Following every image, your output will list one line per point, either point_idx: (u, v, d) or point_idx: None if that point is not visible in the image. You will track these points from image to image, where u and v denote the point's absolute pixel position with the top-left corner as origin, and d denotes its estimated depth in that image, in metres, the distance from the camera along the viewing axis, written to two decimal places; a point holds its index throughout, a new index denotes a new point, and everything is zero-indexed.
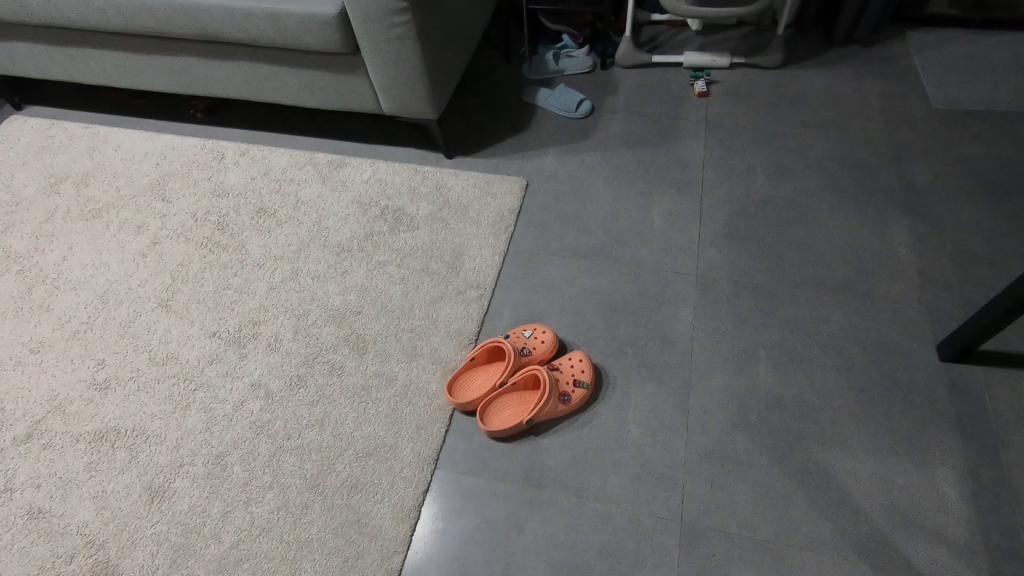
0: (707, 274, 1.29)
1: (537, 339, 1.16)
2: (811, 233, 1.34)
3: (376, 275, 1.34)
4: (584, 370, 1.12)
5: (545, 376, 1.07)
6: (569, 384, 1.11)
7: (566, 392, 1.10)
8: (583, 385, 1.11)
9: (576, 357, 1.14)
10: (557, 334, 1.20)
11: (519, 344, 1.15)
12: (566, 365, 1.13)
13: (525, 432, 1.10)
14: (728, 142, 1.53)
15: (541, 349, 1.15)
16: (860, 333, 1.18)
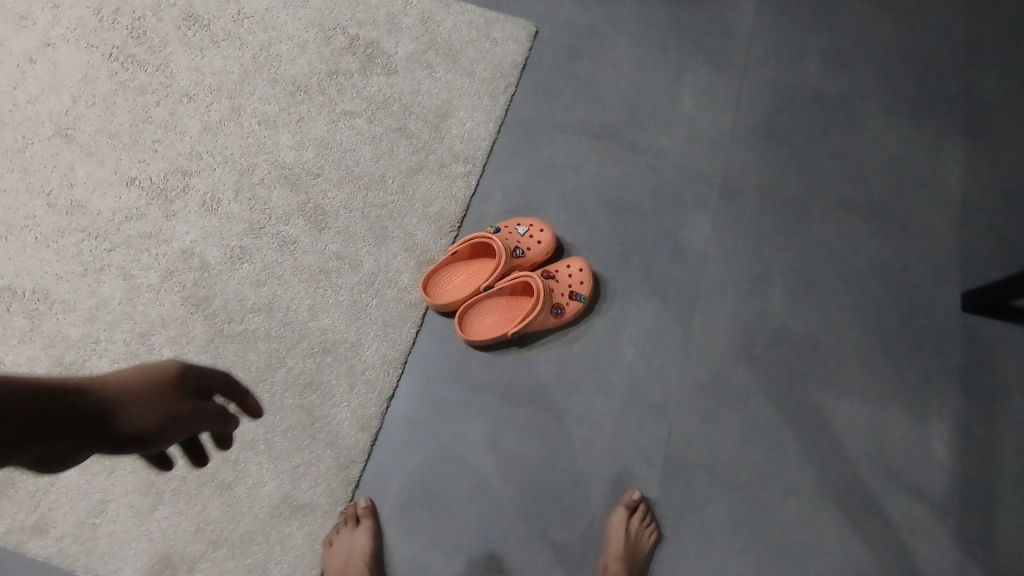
0: (733, 179, 1.11)
1: (532, 238, 0.99)
2: (858, 142, 1.15)
3: (339, 128, 1.08)
4: (581, 282, 0.98)
5: (538, 287, 0.92)
6: (563, 295, 0.97)
7: (558, 305, 0.96)
8: (579, 299, 0.97)
9: (574, 265, 0.99)
10: (555, 233, 1.02)
11: (510, 243, 0.98)
12: (562, 274, 0.98)
13: (507, 343, 0.97)
14: (784, 11, 1.25)
15: (535, 251, 0.99)
16: (887, 269, 1.06)
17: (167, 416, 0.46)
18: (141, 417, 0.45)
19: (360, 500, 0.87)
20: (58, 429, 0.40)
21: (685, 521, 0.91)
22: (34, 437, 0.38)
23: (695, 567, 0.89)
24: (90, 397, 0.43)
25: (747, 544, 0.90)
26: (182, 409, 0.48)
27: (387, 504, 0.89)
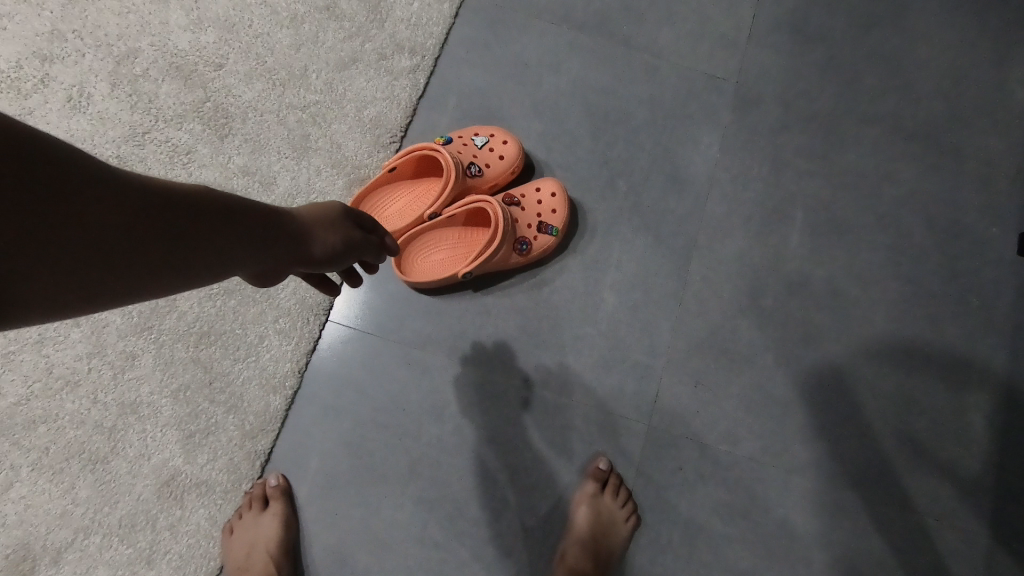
0: (750, 85, 0.88)
1: (492, 154, 0.78)
2: (908, 42, 0.92)
3: (248, 4, 0.84)
4: (553, 211, 0.78)
5: (497, 214, 0.72)
6: (529, 227, 0.77)
7: (523, 239, 0.76)
8: (549, 232, 0.77)
9: (545, 189, 0.79)
10: (521, 148, 0.81)
11: (463, 159, 0.77)
12: (529, 201, 0.78)
13: (458, 286, 0.78)
14: None
15: (495, 171, 0.78)
16: (930, 203, 0.86)
17: (338, 247, 0.53)
18: (327, 243, 0.52)
19: (270, 477, 0.71)
20: (280, 242, 0.47)
21: (669, 503, 0.75)
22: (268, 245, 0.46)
23: (677, 557, 0.74)
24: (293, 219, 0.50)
25: (742, 532, 0.75)
26: (349, 239, 0.55)
27: (304, 482, 0.72)
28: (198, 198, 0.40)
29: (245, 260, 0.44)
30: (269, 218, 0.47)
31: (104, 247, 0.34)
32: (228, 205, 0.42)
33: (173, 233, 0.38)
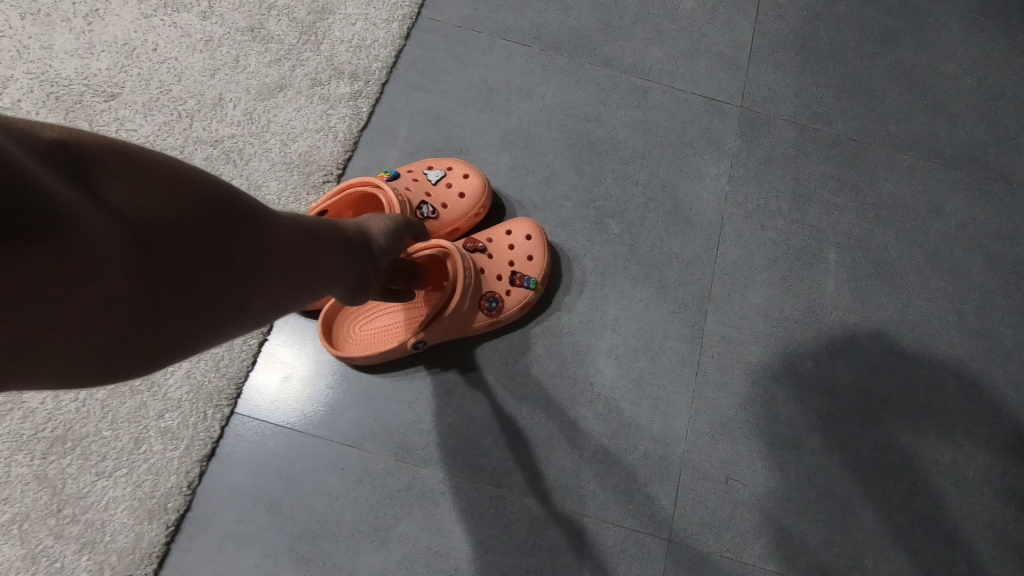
0: (758, 107, 0.75)
1: (452, 190, 0.63)
2: (929, 58, 0.80)
3: (154, 26, 0.70)
4: (529, 258, 0.62)
5: (453, 260, 0.55)
6: (498, 279, 0.61)
7: (490, 294, 0.60)
8: (526, 284, 0.61)
9: (518, 230, 0.63)
10: (489, 184, 0.66)
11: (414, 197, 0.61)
12: (497, 246, 0.62)
13: (407, 360, 0.60)
14: None
15: (456, 211, 0.63)
16: (987, 238, 0.71)
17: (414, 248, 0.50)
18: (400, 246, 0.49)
19: None
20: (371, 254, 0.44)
21: None
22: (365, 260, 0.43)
23: None
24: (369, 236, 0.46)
25: None
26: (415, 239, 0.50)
27: None
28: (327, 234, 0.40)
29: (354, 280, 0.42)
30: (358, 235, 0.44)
31: (282, 293, 0.35)
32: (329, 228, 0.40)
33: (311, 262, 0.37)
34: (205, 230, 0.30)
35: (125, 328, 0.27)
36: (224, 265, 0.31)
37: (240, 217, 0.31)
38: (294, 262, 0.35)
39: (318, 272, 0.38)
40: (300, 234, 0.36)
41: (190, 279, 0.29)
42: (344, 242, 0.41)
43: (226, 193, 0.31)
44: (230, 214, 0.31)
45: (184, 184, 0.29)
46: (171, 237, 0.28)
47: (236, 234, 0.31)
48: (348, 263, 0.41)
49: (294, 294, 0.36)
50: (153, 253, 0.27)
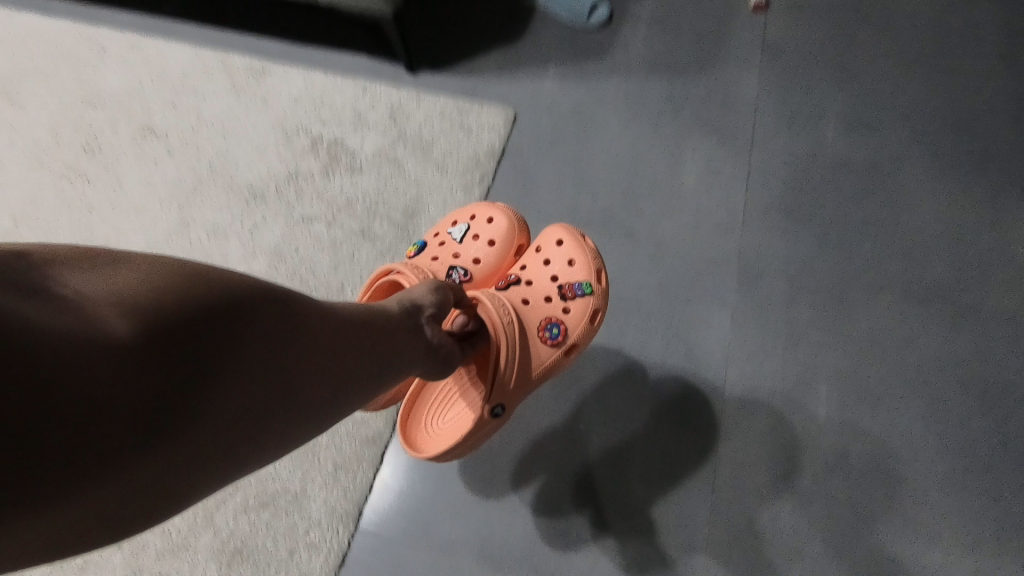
0: (754, 263, 0.94)
1: (479, 240, 0.84)
2: (898, 213, 0.97)
3: (297, 235, 0.98)
4: (568, 260, 0.81)
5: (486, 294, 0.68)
6: (552, 300, 0.78)
7: (552, 315, 0.76)
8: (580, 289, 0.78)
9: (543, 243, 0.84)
10: (510, 217, 0.85)
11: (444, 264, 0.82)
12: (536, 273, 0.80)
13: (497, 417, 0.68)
14: (792, 77, 1.12)
15: (488, 259, 0.83)
16: (959, 366, 0.85)
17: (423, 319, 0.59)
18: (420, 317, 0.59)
19: None
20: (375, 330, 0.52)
21: None
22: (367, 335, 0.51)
23: None
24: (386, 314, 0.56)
25: None
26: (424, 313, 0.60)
27: None
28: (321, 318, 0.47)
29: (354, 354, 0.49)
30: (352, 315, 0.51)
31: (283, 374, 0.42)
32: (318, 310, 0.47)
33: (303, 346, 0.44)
34: (219, 316, 0.38)
35: (188, 407, 0.36)
36: (246, 339, 0.40)
37: (243, 297, 0.40)
38: (289, 345, 0.43)
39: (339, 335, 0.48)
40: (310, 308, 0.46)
41: (222, 356, 0.38)
42: (381, 318, 0.53)
43: (222, 286, 0.39)
44: (239, 297, 0.40)
45: (186, 279, 0.38)
46: (193, 325, 0.37)
47: (249, 310, 0.40)
48: (343, 338, 0.48)
49: (325, 357, 0.46)
50: (183, 341, 0.36)
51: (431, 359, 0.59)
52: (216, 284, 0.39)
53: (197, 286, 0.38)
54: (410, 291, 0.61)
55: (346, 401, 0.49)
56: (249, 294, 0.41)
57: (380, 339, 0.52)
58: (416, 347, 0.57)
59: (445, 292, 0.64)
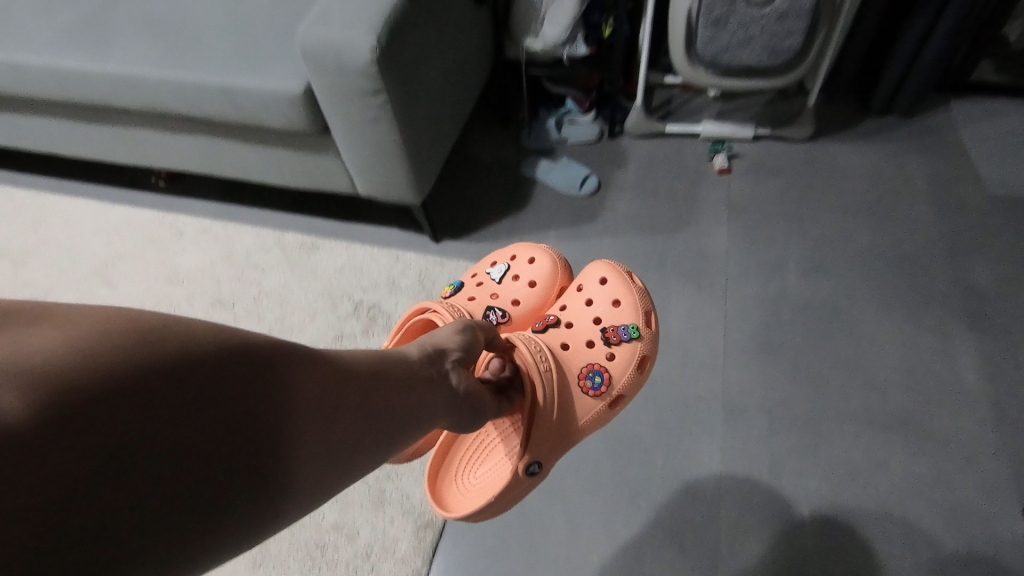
0: (736, 399, 1.08)
1: (521, 281, 1.01)
2: (860, 346, 1.13)
3: None
4: (613, 302, 0.95)
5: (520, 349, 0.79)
6: (597, 347, 0.91)
7: (597, 364, 0.89)
8: (625, 333, 0.92)
9: (586, 282, 0.98)
10: (544, 266, 1.01)
11: (488, 302, 0.98)
12: (582, 316, 0.95)
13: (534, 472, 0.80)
14: (755, 230, 1.33)
15: (530, 298, 0.99)
16: (925, 489, 0.97)
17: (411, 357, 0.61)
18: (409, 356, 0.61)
19: None
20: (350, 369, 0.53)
21: None
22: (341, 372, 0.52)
23: None
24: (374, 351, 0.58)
25: None
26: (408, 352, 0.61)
27: None
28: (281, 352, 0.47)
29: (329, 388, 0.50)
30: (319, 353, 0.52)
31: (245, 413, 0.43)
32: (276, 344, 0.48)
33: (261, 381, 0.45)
34: (189, 369, 0.41)
35: (159, 454, 0.38)
36: (219, 387, 0.42)
37: (213, 349, 0.43)
38: (243, 386, 0.44)
39: (330, 382, 0.51)
40: (297, 357, 0.49)
41: (190, 407, 0.40)
42: (393, 364, 0.58)
43: (152, 340, 0.40)
44: (211, 350, 0.43)
45: (155, 331, 0.41)
46: (142, 384, 0.38)
47: (222, 361, 0.43)
48: (306, 375, 0.48)
49: (317, 404, 0.49)
50: (150, 393, 0.39)
51: (437, 405, 0.62)
52: (184, 337, 0.42)
53: (160, 341, 0.41)
54: (435, 337, 0.67)
55: (345, 436, 0.51)
56: (222, 345, 0.44)
57: (370, 380, 0.54)
58: (423, 391, 0.60)
59: (468, 336, 0.71)
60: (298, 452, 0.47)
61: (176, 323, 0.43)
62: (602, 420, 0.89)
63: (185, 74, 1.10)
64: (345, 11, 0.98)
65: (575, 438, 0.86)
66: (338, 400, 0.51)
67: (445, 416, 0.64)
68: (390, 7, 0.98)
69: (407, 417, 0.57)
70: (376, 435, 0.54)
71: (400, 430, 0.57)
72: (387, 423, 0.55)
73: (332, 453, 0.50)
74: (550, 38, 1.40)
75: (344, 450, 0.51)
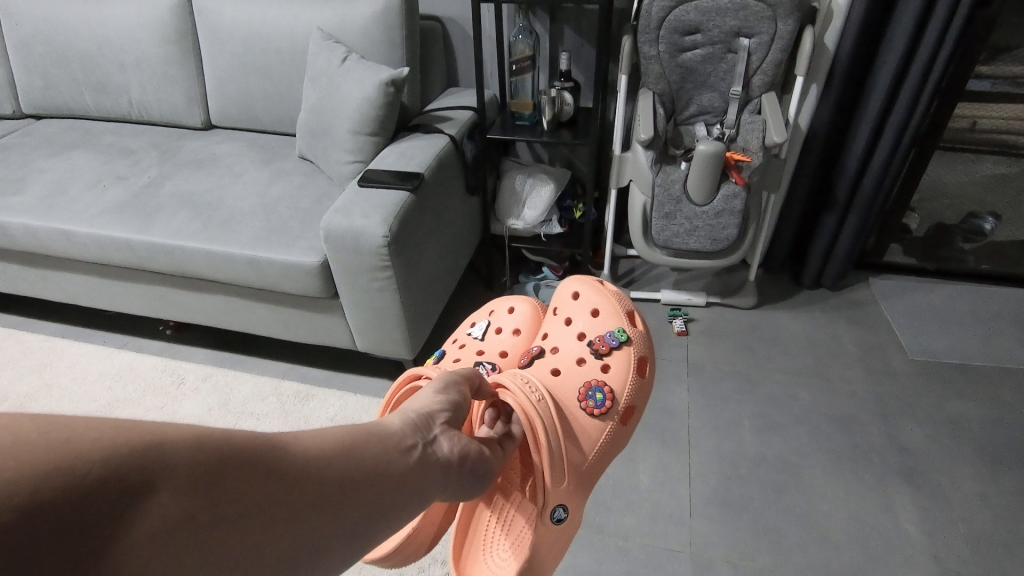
0: (703, 553, 1.14)
1: (505, 332, 1.04)
2: (812, 502, 1.23)
3: None
4: (593, 311, 0.97)
5: (513, 391, 0.77)
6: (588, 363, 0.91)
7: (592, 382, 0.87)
8: (614, 339, 0.92)
9: (563, 304, 1.01)
10: (525, 308, 1.06)
11: (475, 358, 1.00)
12: (567, 337, 0.96)
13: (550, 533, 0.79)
14: (712, 389, 1.48)
15: (515, 345, 1.02)
16: None
17: (397, 432, 0.56)
18: (392, 431, 0.56)
19: None
20: (324, 455, 0.49)
21: None
22: (313, 462, 0.47)
23: None
24: (352, 430, 0.53)
25: None
26: (390, 429, 0.56)
27: None
28: (236, 449, 0.43)
29: (299, 480, 0.46)
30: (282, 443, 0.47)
31: (197, 521, 0.38)
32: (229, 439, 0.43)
33: (214, 484, 0.40)
34: (60, 506, 0.32)
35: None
36: (100, 512, 0.34)
37: (89, 463, 0.35)
38: (191, 488, 0.39)
39: (263, 486, 0.43)
40: (222, 468, 0.41)
41: (65, 545, 0.32)
42: (377, 445, 0.53)
43: (76, 451, 0.35)
44: (107, 468, 0.35)
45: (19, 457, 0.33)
46: (66, 499, 0.33)
47: (103, 486, 0.35)
48: (267, 474, 0.44)
49: (242, 506, 0.41)
50: (59, 514, 0.32)
51: (418, 486, 0.55)
52: (52, 450, 0.34)
53: (23, 460, 0.33)
54: (419, 400, 0.62)
55: (322, 535, 0.46)
56: (110, 455, 0.36)
57: (349, 468, 0.50)
58: (395, 474, 0.53)
59: (455, 395, 0.65)
60: (249, 557, 0.41)
61: (51, 429, 0.35)
62: (619, 436, 0.88)
63: (220, 246, 1.28)
64: (365, 205, 1.20)
65: (595, 466, 0.84)
66: (273, 506, 0.43)
67: (433, 493, 0.57)
68: (405, 203, 1.22)
69: (371, 514, 0.50)
70: (333, 544, 0.47)
71: (365, 528, 0.49)
72: (344, 529, 0.48)
73: (305, 553, 0.44)
74: (530, 220, 1.67)
75: (289, 562, 0.43)
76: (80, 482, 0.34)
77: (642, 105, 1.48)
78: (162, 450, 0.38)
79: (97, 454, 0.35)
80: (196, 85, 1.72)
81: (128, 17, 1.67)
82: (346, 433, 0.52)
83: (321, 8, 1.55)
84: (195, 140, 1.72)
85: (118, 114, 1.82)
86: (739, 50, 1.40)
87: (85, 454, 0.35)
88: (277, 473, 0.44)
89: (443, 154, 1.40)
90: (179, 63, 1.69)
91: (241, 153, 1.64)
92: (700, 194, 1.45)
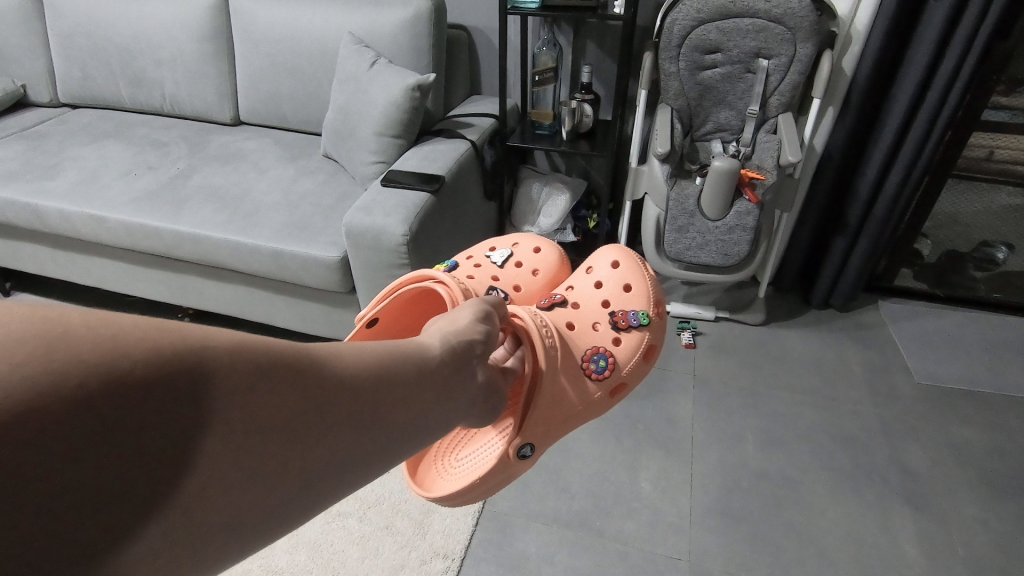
0: (701, 561, 1.16)
1: (524, 268, 1.06)
2: (811, 518, 1.24)
3: (332, 527, 1.22)
4: (624, 287, 0.99)
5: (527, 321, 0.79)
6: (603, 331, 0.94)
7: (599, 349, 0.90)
8: (635, 318, 0.94)
9: (598, 266, 1.03)
10: (554, 252, 1.09)
11: (489, 282, 1.01)
12: (591, 298, 0.99)
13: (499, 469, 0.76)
14: (717, 402, 1.50)
15: (530, 284, 1.05)
16: None
17: (432, 353, 0.58)
18: (429, 352, 0.58)
19: None
20: (362, 369, 0.51)
21: None
22: (350, 374, 0.49)
23: None
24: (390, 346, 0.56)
25: None
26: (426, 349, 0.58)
27: None
28: (276, 358, 0.44)
29: (338, 390, 0.48)
30: (321, 355, 0.49)
31: (238, 425, 0.41)
32: (269, 348, 0.45)
33: (255, 388, 0.42)
34: (109, 400, 0.35)
35: (119, 472, 0.35)
36: (141, 412, 0.36)
37: (134, 360, 0.37)
38: (233, 394, 0.41)
39: (302, 396, 0.45)
40: (263, 375, 0.43)
41: (116, 437, 0.35)
42: (414, 364, 0.56)
43: (125, 348, 0.37)
44: (157, 367, 0.37)
45: (71, 352, 0.35)
46: (115, 393, 0.35)
47: (152, 383, 0.37)
48: (304, 383, 0.46)
49: (277, 416, 0.44)
50: (109, 408, 0.35)
51: (445, 410, 0.58)
52: (99, 347, 0.36)
53: (70, 354, 0.35)
54: (458, 325, 0.64)
55: (357, 444, 0.49)
56: (154, 355, 0.38)
57: (387, 385, 0.52)
58: (429, 395, 0.56)
59: (490, 327, 0.68)
60: (287, 458, 0.44)
61: (101, 325, 0.37)
62: (601, 405, 0.90)
63: (245, 237, 1.32)
64: (387, 204, 1.24)
65: (574, 419, 0.86)
66: (310, 416, 0.46)
67: (461, 416, 0.60)
68: (425, 204, 1.25)
69: (404, 431, 0.53)
70: (366, 455, 0.50)
71: (396, 441, 0.52)
72: (378, 441, 0.51)
73: (338, 460, 0.48)
74: (545, 228, 1.71)
75: (322, 468, 0.47)
76: (129, 376, 0.36)
77: (660, 121, 1.52)
78: (206, 354, 0.40)
79: (142, 354, 0.37)
80: (227, 82, 1.78)
81: (167, 14, 1.73)
82: (382, 350, 0.55)
83: (354, 14, 1.60)
84: (223, 135, 1.78)
85: (151, 107, 1.88)
86: (758, 70, 1.42)
87: (132, 353, 0.37)
88: (314, 384, 0.46)
89: (462, 158, 1.43)
90: (212, 59, 1.75)
91: (267, 149, 1.69)
92: (714, 208, 1.47)
